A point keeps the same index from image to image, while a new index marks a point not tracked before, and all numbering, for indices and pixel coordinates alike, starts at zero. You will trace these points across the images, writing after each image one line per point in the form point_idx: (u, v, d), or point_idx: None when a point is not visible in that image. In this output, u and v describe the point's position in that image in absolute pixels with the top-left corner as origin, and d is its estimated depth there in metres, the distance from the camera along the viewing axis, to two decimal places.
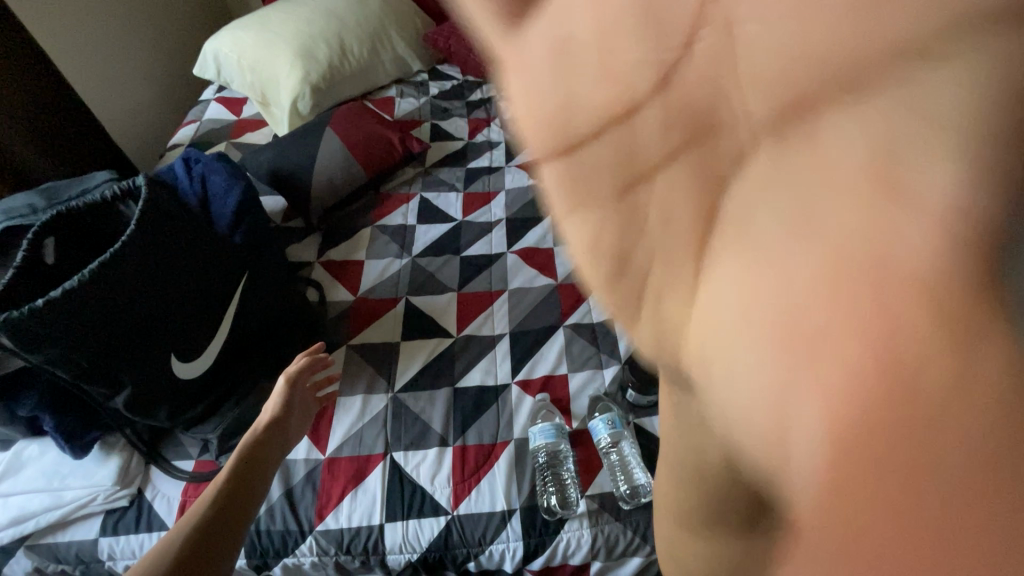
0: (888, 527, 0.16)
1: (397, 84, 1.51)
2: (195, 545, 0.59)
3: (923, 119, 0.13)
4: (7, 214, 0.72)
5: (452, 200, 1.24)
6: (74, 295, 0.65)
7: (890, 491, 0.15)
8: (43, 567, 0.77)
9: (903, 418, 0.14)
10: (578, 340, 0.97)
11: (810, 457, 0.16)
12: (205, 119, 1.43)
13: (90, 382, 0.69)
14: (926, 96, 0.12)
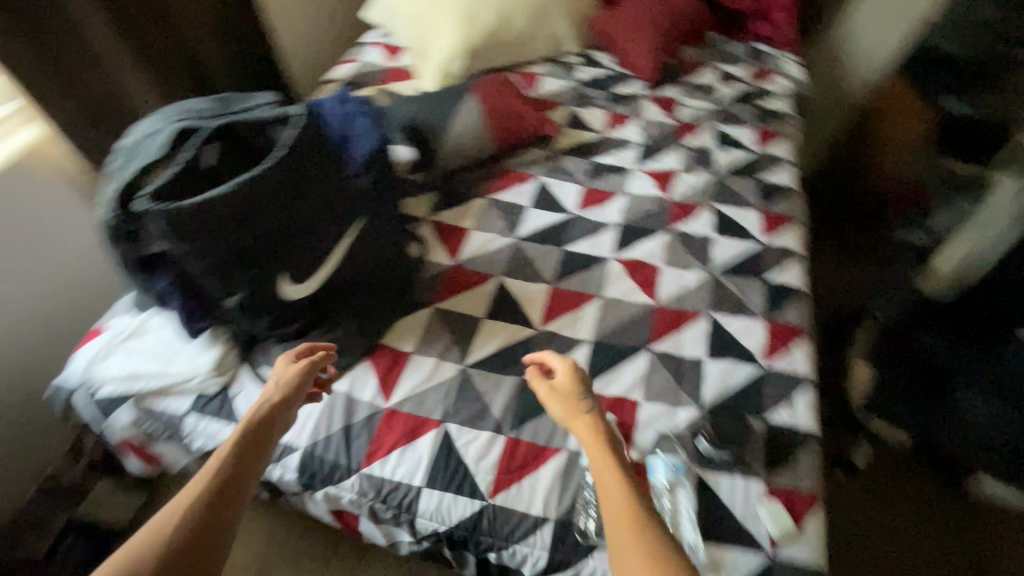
0: None
1: (546, 60, 1.52)
2: (197, 522, 0.55)
3: (605, 495, 0.59)
4: (181, 114, 0.80)
5: (570, 191, 1.23)
6: (218, 199, 0.72)
7: None
8: (140, 424, 0.88)
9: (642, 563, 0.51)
10: (660, 370, 0.94)
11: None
12: (363, 60, 1.50)
13: (213, 279, 0.77)
14: (604, 490, 0.60)
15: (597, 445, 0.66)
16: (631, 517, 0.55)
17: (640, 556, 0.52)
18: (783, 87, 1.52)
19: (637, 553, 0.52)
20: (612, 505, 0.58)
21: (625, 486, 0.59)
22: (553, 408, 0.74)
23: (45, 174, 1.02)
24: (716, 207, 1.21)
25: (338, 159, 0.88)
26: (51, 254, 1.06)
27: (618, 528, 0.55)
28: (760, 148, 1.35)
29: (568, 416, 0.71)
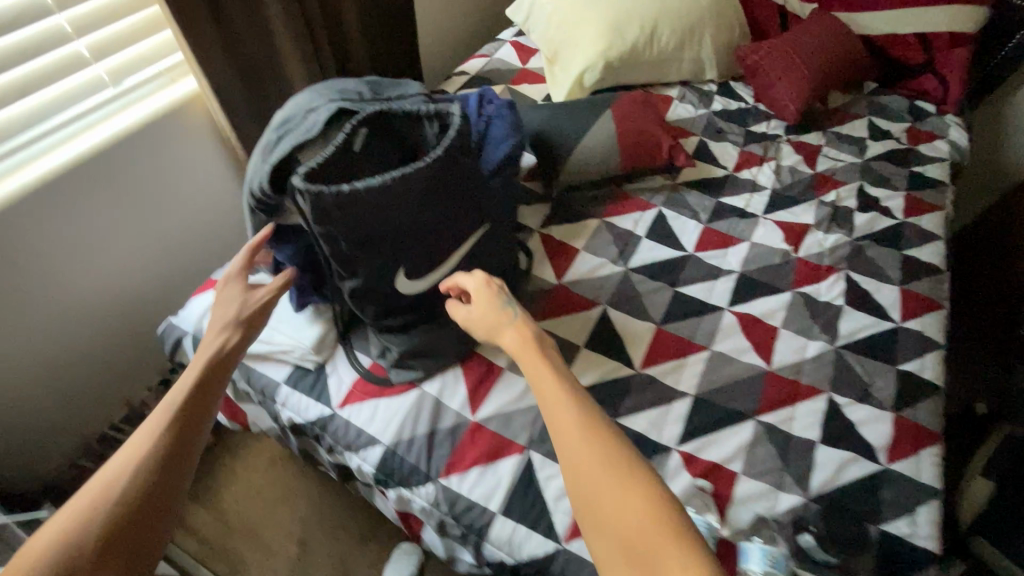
0: (681, 534, 0.45)
1: (682, 85, 1.45)
2: (130, 514, 0.50)
3: (562, 429, 0.53)
4: (341, 93, 0.81)
5: (689, 227, 1.15)
6: (368, 191, 0.72)
7: (654, 523, 0.45)
8: (236, 382, 0.90)
9: (631, 505, 0.47)
10: (766, 443, 0.86)
11: (637, 516, 0.46)
12: (495, 58, 1.49)
13: (339, 262, 0.77)
14: (560, 425, 0.53)
15: (530, 347, 0.65)
16: (607, 454, 0.50)
17: (624, 493, 0.48)
18: (942, 153, 1.36)
19: (623, 495, 0.47)
20: (574, 441, 0.51)
21: (572, 395, 0.56)
22: (482, 323, 0.73)
23: (196, 127, 1.07)
24: (850, 274, 1.10)
25: (478, 158, 0.87)
26: (186, 203, 1.11)
27: (591, 461, 0.50)
28: (908, 218, 1.22)
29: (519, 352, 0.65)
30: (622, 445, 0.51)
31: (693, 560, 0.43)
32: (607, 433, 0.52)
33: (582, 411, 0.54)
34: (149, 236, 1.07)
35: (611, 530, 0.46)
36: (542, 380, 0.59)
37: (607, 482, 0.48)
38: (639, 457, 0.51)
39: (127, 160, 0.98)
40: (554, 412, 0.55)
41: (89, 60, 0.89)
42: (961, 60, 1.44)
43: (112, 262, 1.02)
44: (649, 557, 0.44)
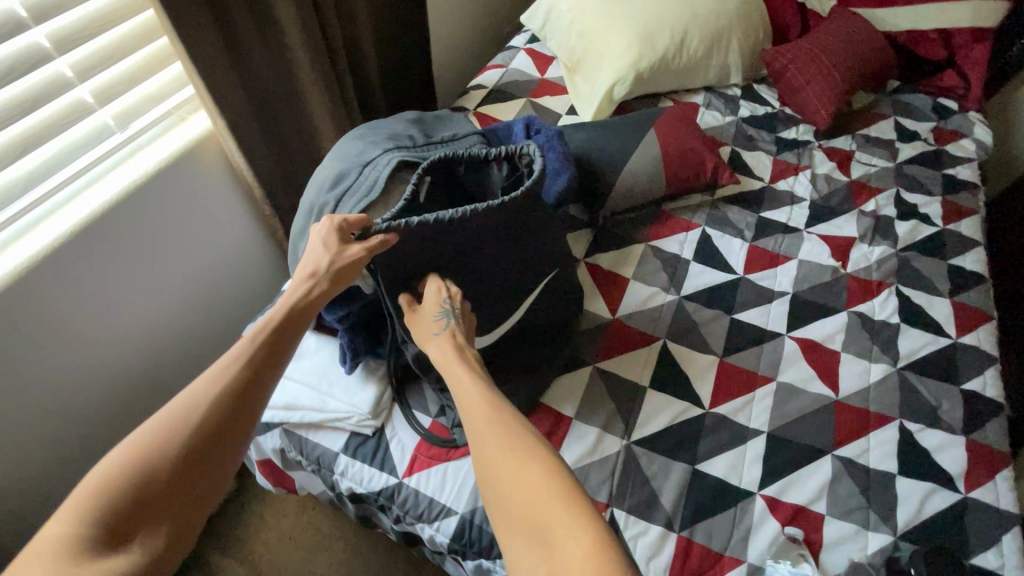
0: (597, 526, 0.45)
1: (706, 90, 1.40)
2: (136, 504, 0.46)
3: (478, 434, 0.55)
4: (394, 140, 0.80)
5: (735, 247, 1.12)
6: (439, 223, 0.72)
7: (560, 522, 0.46)
8: (286, 451, 0.84)
9: (540, 503, 0.48)
10: (846, 480, 0.84)
11: (549, 505, 0.47)
12: (512, 68, 1.41)
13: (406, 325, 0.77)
14: (477, 431, 0.55)
15: (452, 352, 0.66)
16: (516, 446, 0.52)
17: (539, 476, 0.49)
18: (970, 153, 1.34)
19: (530, 482, 0.49)
20: (489, 440, 0.53)
21: (488, 394, 0.59)
22: (414, 328, 0.71)
23: (210, 168, 0.98)
24: (901, 289, 1.08)
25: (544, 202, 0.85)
26: (202, 247, 1.03)
27: (504, 454, 0.52)
28: (948, 225, 1.19)
29: (446, 362, 0.66)
30: (538, 441, 0.53)
31: (595, 534, 0.45)
32: (526, 429, 0.54)
33: (499, 409, 0.57)
34: (166, 287, 0.99)
35: (512, 507, 0.49)
36: (462, 383, 0.61)
37: (521, 479, 0.49)
38: (549, 444, 0.53)
39: (141, 211, 0.90)
40: (470, 416, 0.57)
41: (94, 106, 0.80)
42: (982, 54, 1.42)
43: (129, 319, 0.95)
44: (552, 535, 0.46)
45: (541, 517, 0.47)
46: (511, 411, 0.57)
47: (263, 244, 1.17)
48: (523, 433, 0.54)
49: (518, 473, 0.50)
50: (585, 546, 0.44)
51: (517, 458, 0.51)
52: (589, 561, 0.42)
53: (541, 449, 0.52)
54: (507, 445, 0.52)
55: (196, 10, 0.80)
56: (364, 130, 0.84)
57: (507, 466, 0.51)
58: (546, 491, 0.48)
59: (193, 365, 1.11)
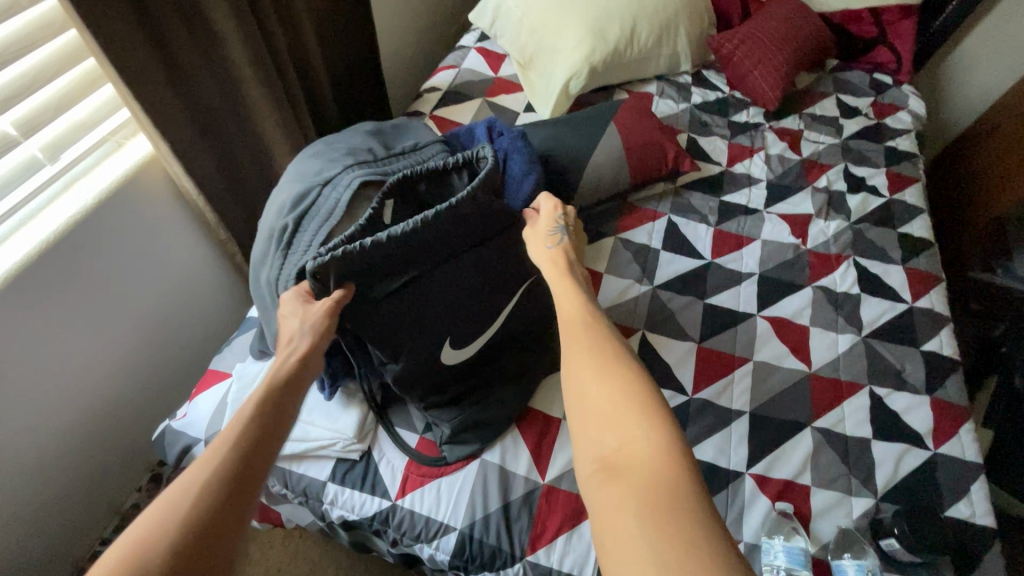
0: (674, 429, 0.44)
1: (658, 80, 1.42)
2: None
3: (571, 331, 0.54)
4: (352, 155, 0.77)
5: (701, 232, 1.14)
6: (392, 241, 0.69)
7: (633, 420, 0.44)
8: (270, 486, 0.81)
9: (617, 399, 0.46)
10: (826, 450, 0.87)
11: (625, 402, 0.45)
12: (464, 68, 1.39)
13: (378, 348, 0.73)
14: (572, 327, 0.55)
15: (561, 258, 0.67)
16: (604, 349, 0.50)
17: (617, 378, 0.47)
18: (907, 124, 1.40)
19: (609, 381, 0.47)
20: (578, 337, 0.53)
21: (582, 299, 0.58)
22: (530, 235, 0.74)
23: (154, 193, 0.93)
24: (858, 261, 1.13)
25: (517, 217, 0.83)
26: (155, 279, 0.97)
27: (588, 357, 0.50)
28: (893, 194, 1.25)
29: (552, 268, 0.66)
30: (627, 347, 0.51)
31: (666, 441, 0.42)
32: (616, 336, 0.53)
33: (598, 315, 0.56)
34: (117, 325, 0.93)
35: (585, 403, 0.47)
36: (565, 290, 0.61)
37: (603, 376, 0.48)
38: (632, 351, 0.51)
39: (83, 246, 0.84)
40: (570, 312, 0.57)
41: (18, 139, 0.73)
42: (909, 31, 1.50)
43: (80, 365, 0.88)
44: (617, 431, 0.44)
45: (615, 414, 0.45)
46: (605, 317, 0.55)
47: (221, 269, 1.12)
48: (615, 338, 0.52)
49: (601, 372, 0.48)
50: (656, 451, 0.42)
51: (604, 360, 0.49)
52: (657, 459, 0.41)
53: (628, 354, 0.50)
54: (598, 344, 0.51)
55: (127, 29, 0.74)
56: (320, 147, 0.81)
57: (591, 363, 0.49)
58: (625, 392, 0.46)
59: (156, 402, 1.05)
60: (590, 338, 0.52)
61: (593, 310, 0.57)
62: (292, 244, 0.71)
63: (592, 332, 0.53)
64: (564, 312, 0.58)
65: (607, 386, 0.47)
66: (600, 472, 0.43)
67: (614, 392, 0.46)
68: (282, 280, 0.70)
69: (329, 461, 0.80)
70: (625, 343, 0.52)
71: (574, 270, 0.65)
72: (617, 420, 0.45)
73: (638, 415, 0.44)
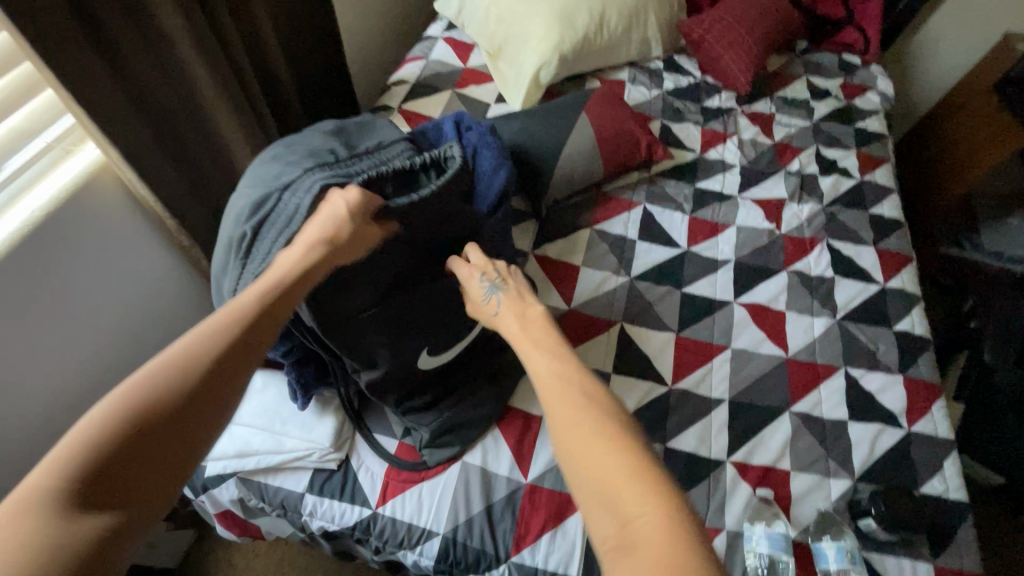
0: (675, 497, 0.43)
1: (630, 66, 1.41)
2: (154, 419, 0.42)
3: (548, 390, 0.53)
4: (313, 157, 0.74)
5: (677, 220, 1.13)
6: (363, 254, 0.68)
7: (634, 490, 0.43)
8: (247, 500, 0.79)
9: (614, 465, 0.45)
10: (805, 434, 0.88)
11: (623, 471, 0.44)
12: (432, 59, 1.35)
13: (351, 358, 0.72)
14: (547, 386, 0.53)
15: (519, 307, 0.66)
16: (590, 412, 0.49)
17: (612, 444, 0.46)
18: (876, 104, 1.42)
19: (604, 450, 0.46)
20: (556, 399, 0.51)
21: (555, 352, 0.57)
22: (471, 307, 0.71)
23: (109, 201, 0.89)
24: (831, 243, 1.14)
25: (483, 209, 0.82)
26: (115, 291, 0.93)
27: (579, 423, 0.48)
28: (864, 176, 1.26)
29: (518, 320, 0.64)
30: (611, 402, 0.50)
31: (669, 515, 0.41)
32: (598, 391, 0.52)
33: (574, 369, 0.54)
34: (78, 341, 0.89)
35: (582, 473, 0.46)
36: (532, 342, 0.60)
37: (595, 441, 0.46)
38: (619, 409, 0.49)
39: (34, 262, 0.80)
40: (543, 368, 0.56)
41: None
42: (876, 11, 1.52)
43: (40, 385, 0.84)
44: (619, 505, 0.43)
45: (614, 484, 0.44)
46: (579, 369, 0.54)
47: (187, 276, 1.08)
48: (597, 395, 0.51)
49: (592, 439, 0.47)
50: (663, 529, 0.40)
51: (591, 422, 0.48)
52: (662, 536, 0.40)
53: (612, 412, 0.49)
54: (582, 405, 0.50)
55: (65, 32, 0.69)
56: (279, 150, 0.78)
57: (579, 428, 0.48)
58: (621, 459, 0.45)
59: None
60: (575, 397, 0.51)
61: (568, 363, 0.55)
62: (250, 254, 0.69)
63: (570, 389, 0.52)
64: (536, 370, 0.56)
65: (602, 453, 0.46)
66: (613, 553, 0.41)
67: (609, 459, 0.45)
68: (240, 291, 0.67)
69: (307, 472, 0.78)
70: (610, 398, 0.51)
71: (536, 315, 0.64)
72: (615, 492, 0.43)
73: (639, 487, 0.43)
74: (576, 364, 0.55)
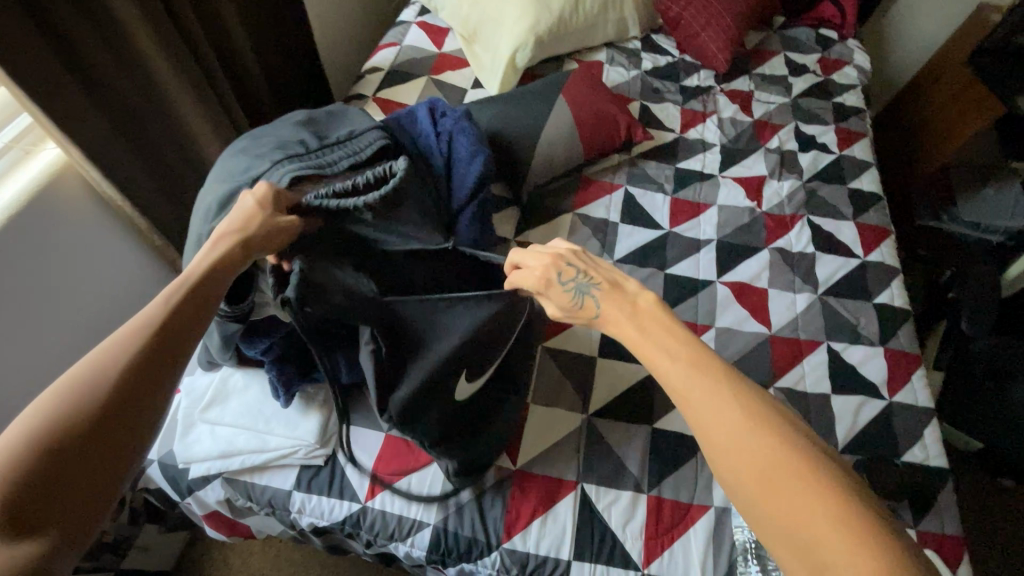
0: (872, 512, 0.41)
1: (607, 47, 1.39)
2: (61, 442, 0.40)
3: (692, 391, 0.49)
4: (282, 149, 0.73)
5: (659, 201, 1.13)
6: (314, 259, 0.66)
7: (829, 507, 0.41)
8: (233, 500, 0.78)
9: (799, 480, 0.42)
10: (789, 409, 0.89)
11: (811, 488, 0.42)
12: (406, 45, 1.32)
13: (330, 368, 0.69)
14: (691, 388, 0.49)
15: (623, 301, 0.59)
16: (761, 421, 0.46)
17: (794, 462, 0.43)
18: (853, 78, 1.42)
19: (789, 466, 0.43)
20: (708, 404, 0.47)
21: (690, 345, 0.52)
22: (552, 308, 0.64)
23: (74, 202, 0.86)
24: (812, 219, 1.14)
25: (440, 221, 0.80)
26: (87, 293, 0.91)
27: (752, 435, 0.45)
28: (843, 150, 1.27)
29: (625, 312, 0.58)
30: (774, 407, 0.48)
31: (872, 535, 0.39)
32: (759, 394, 0.48)
33: (721, 365, 0.50)
34: (52, 347, 0.87)
35: (765, 489, 0.43)
36: (651, 335, 0.54)
37: (772, 454, 0.44)
38: (785, 417, 0.47)
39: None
40: (675, 366, 0.51)
41: None
42: None
43: (15, 392, 0.82)
44: (815, 528, 0.40)
45: (803, 501, 0.42)
46: (726, 368, 0.50)
47: (162, 275, 1.06)
48: (758, 398, 0.48)
49: (771, 453, 0.44)
50: (871, 552, 0.39)
51: (762, 433, 0.45)
52: (872, 561, 0.38)
53: (778, 419, 0.46)
54: (746, 411, 0.46)
55: (17, 25, 0.66)
56: (247, 143, 0.76)
57: (748, 438, 0.45)
58: (805, 473, 0.43)
59: None
60: (734, 400, 0.47)
61: (706, 357, 0.51)
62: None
63: (723, 389, 0.48)
64: (666, 369, 0.51)
65: (785, 468, 0.43)
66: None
67: (793, 475, 0.43)
68: None
69: (293, 470, 0.77)
70: (771, 403, 0.48)
71: (641, 307, 0.58)
72: (805, 512, 0.41)
73: (832, 503, 0.41)
74: (722, 361, 0.51)
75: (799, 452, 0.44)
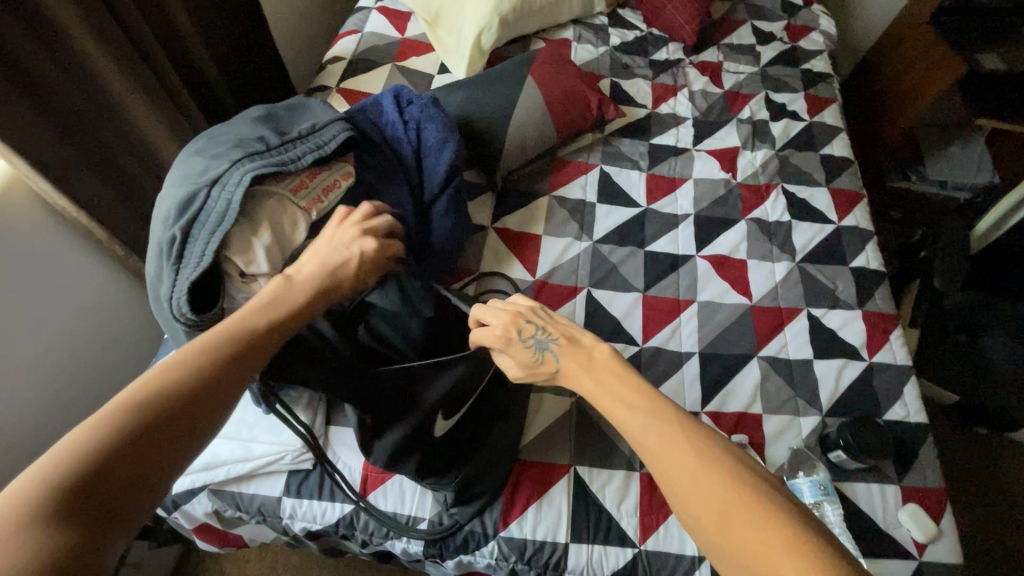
0: (833, 550, 0.41)
1: (573, 24, 1.37)
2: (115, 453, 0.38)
3: (651, 440, 0.50)
4: (241, 147, 0.70)
5: (635, 179, 1.12)
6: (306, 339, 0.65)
7: (788, 548, 0.41)
8: (222, 511, 0.76)
9: (757, 525, 0.43)
10: (773, 377, 0.90)
11: (769, 530, 0.43)
12: (367, 32, 1.28)
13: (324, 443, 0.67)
14: (648, 435, 0.50)
15: (581, 355, 0.61)
16: (720, 467, 0.47)
17: (754, 509, 0.44)
18: (820, 44, 1.42)
19: (747, 511, 0.44)
20: (665, 454, 0.49)
21: (643, 394, 0.54)
22: (516, 369, 0.64)
23: (24, 216, 0.82)
24: (786, 188, 1.15)
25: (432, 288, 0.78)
26: (49, 310, 0.87)
27: (710, 482, 0.46)
28: (813, 117, 1.27)
29: (578, 367, 0.60)
30: (730, 450, 0.49)
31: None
32: (711, 435, 0.50)
33: (671, 408, 0.52)
34: (18, 367, 0.83)
35: (726, 537, 0.44)
36: (608, 386, 0.56)
37: (728, 499, 0.45)
38: (743, 461, 0.48)
39: None
40: (632, 416, 0.52)
41: None
42: None
43: None
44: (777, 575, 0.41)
45: (760, 546, 0.42)
46: (680, 414, 0.52)
47: (128, 286, 1.02)
48: (714, 439, 0.50)
49: (727, 497, 0.45)
50: None
51: (718, 478, 0.46)
52: None
53: (736, 463, 0.48)
54: (703, 456, 0.48)
55: None
56: (202, 142, 0.73)
57: (704, 485, 0.46)
58: (763, 516, 0.43)
59: None
60: (688, 442, 0.49)
61: (660, 401, 0.53)
62: (183, 259, 0.64)
63: (679, 434, 0.50)
64: (624, 422, 0.53)
65: (743, 512, 0.44)
66: None
67: (751, 519, 0.44)
68: (179, 299, 0.63)
69: (282, 475, 0.76)
70: (728, 446, 0.49)
71: (596, 360, 0.60)
72: (765, 557, 0.42)
73: (790, 546, 0.41)
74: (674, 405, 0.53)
75: (756, 494, 0.45)
